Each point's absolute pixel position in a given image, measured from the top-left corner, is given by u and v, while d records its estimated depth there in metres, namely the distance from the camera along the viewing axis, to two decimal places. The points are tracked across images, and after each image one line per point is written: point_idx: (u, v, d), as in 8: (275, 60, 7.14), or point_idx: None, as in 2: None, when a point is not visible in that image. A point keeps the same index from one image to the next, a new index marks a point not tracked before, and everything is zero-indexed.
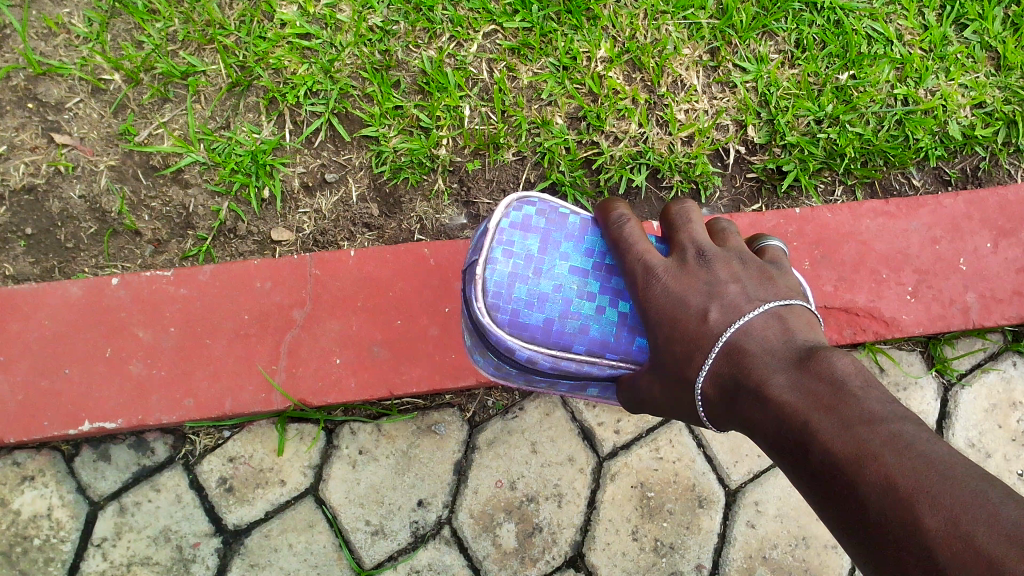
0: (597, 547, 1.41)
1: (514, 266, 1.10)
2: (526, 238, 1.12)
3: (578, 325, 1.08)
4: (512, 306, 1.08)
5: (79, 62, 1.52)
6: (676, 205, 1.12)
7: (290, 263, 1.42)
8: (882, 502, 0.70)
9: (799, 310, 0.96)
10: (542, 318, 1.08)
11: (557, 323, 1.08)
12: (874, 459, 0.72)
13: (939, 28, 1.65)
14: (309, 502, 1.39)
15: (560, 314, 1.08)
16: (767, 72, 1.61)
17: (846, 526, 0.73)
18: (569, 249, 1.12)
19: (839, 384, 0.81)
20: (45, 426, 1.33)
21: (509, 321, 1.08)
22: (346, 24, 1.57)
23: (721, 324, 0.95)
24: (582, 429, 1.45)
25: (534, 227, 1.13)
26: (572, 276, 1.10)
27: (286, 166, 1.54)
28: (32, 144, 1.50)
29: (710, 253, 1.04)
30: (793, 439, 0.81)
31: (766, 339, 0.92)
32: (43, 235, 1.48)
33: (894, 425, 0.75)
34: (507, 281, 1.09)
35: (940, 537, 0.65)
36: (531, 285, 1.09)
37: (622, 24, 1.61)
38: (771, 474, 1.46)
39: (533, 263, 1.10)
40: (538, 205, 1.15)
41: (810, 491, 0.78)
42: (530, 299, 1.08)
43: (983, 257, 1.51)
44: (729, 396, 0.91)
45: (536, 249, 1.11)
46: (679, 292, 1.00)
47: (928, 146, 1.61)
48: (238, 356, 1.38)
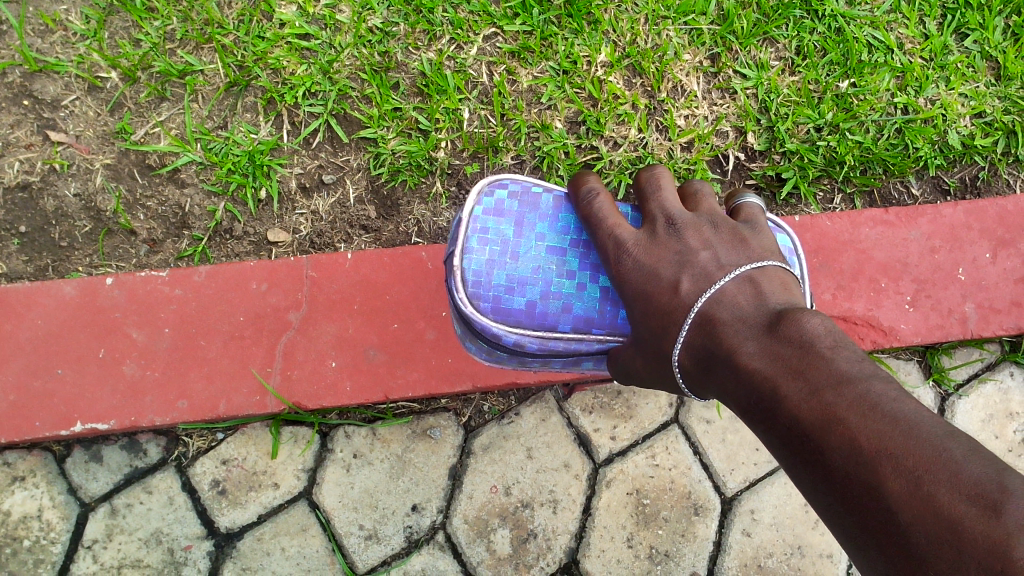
0: (591, 554, 1.40)
1: (491, 252, 1.05)
2: (500, 222, 1.07)
3: (561, 304, 1.03)
4: (494, 293, 1.04)
5: (76, 59, 1.51)
6: (645, 174, 1.08)
7: (287, 265, 1.41)
8: (848, 467, 0.68)
9: (773, 272, 0.92)
10: (524, 301, 1.03)
11: (540, 305, 1.03)
12: (838, 422, 0.70)
13: (940, 37, 1.65)
14: (302, 505, 1.38)
15: (541, 295, 1.04)
16: (768, 79, 1.61)
17: (816, 492, 0.72)
18: (544, 228, 1.07)
19: (807, 347, 0.78)
20: (37, 426, 1.32)
21: (492, 308, 1.04)
22: (345, 25, 1.57)
23: (692, 295, 0.92)
24: (577, 435, 1.44)
25: (506, 210, 1.08)
26: (549, 255, 1.05)
27: (284, 167, 1.53)
28: (27, 142, 1.49)
29: (679, 221, 1.01)
30: (763, 406, 0.78)
31: (739, 305, 0.88)
32: (36, 233, 1.47)
33: (862, 384, 0.72)
34: (484, 268, 1.04)
35: (903, 500, 0.63)
36: (510, 269, 1.04)
37: (623, 29, 1.60)
38: (767, 482, 1.45)
39: (510, 247, 1.05)
40: (508, 187, 1.09)
41: (784, 458, 0.76)
42: (510, 284, 1.04)
43: (981, 267, 1.50)
44: (703, 366, 0.88)
45: (512, 233, 1.06)
46: (651, 265, 0.97)
47: (928, 155, 1.60)
48: (232, 358, 1.37)
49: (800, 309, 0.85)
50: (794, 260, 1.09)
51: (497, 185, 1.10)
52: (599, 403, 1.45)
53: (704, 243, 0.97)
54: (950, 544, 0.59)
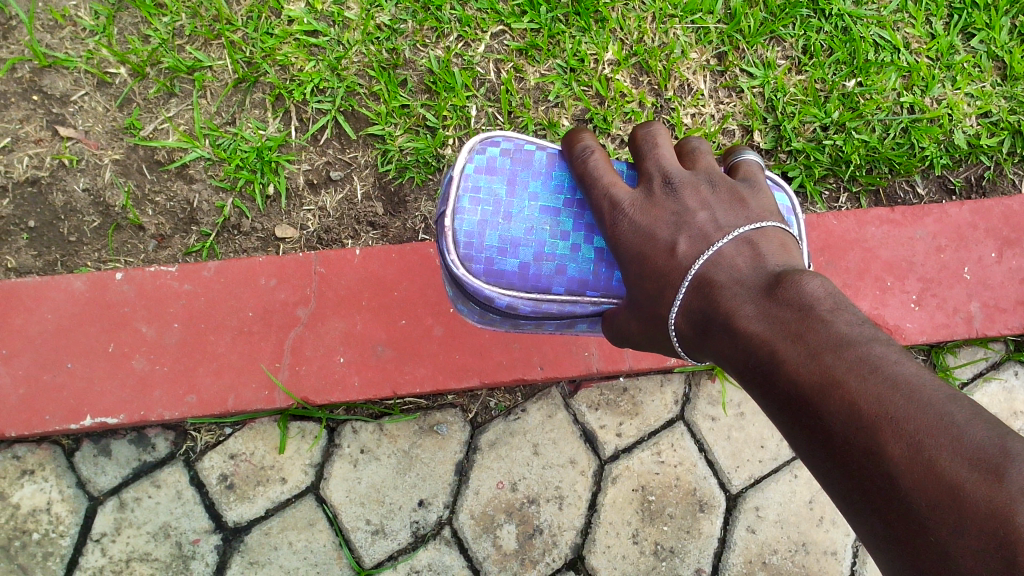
0: (597, 550, 1.41)
1: (483, 214, 1.00)
2: (491, 180, 1.01)
3: (554, 267, 0.99)
4: (486, 255, 0.99)
5: (85, 55, 1.52)
6: (641, 130, 1.02)
7: (295, 261, 1.42)
8: (847, 432, 0.67)
9: (771, 233, 0.90)
10: (517, 263, 0.99)
11: (534, 267, 0.99)
12: (837, 386, 0.68)
13: (946, 37, 1.65)
14: (310, 500, 1.39)
15: (535, 257, 0.99)
16: (774, 77, 1.61)
17: (814, 456, 0.71)
18: (537, 186, 1.02)
19: (807, 310, 0.75)
20: (47, 420, 1.33)
21: (485, 270, 0.99)
22: (354, 22, 1.57)
23: (688, 257, 0.89)
24: (584, 431, 1.44)
25: (499, 168, 1.02)
26: (543, 215, 1.00)
27: (292, 164, 1.54)
28: (37, 137, 1.50)
29: (677, 179, 0.96)
30: (760, 369, 0.77)
31: (736, 268, 0.86)
32: (45, 228, 1.47)
33: (862, 346, 0.70)
34: (476, 229, 0.99)
35: (903, 465, 0.62)
36: (502, 230, 0.99)
37: (630, 27, 1.61)
38: (772, 479, 1.45)
39: (502, 207, 1.00)
40: (501, 143, 1.03)
41: (781, 421, 0.75)
42: (502, 246, 0.99)
43: (987, 266, 1.51)
44: (701, 328, 0.86)
45: (505, 192, 1.01)
46: (646, 226, 0.93)
47: (934, 155, 1.61)
48: (241, 354, 1.38)
49: (798, 270, 0.82)
50: (793, 220, 1.04)
51: (490, 141, 1.03)
52: (606, 400, 1.46)
53: (703, 203, 0.93)
54: (951, 510, 0.59)
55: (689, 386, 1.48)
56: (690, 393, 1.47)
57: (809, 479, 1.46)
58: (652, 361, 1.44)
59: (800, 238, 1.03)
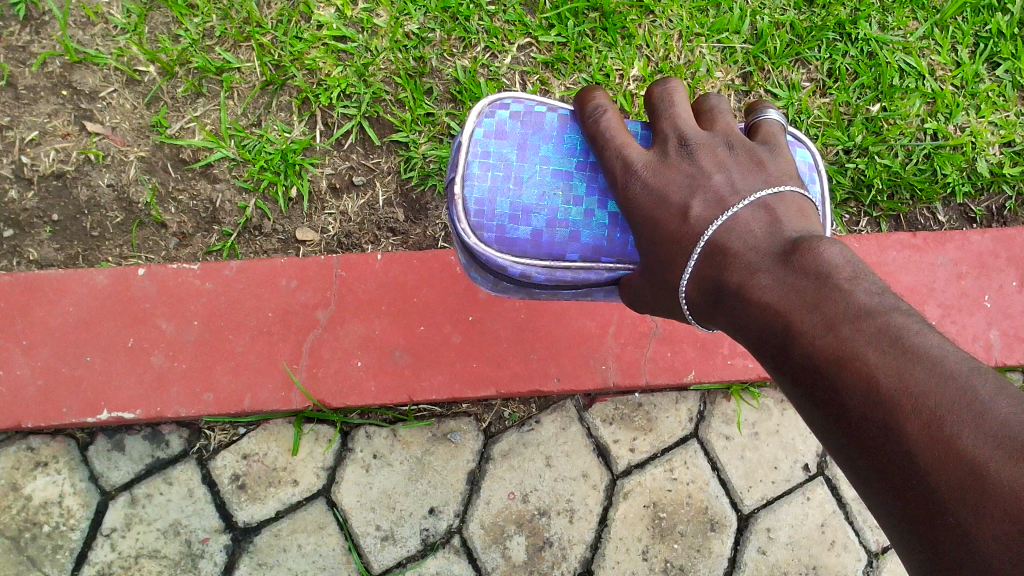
0: (606, 565, 1.40)
1: (493, 180, 0.99)
2: (503, 143, 1.01)
3: (569, 231, 0.98)
4: (498, 223, 0.98)
5: (116, 52, 1.54)
6: (658, 88, 1.01)
7: (317, 263, 1.42)
8: (864, 405, 0.66)
9: (790, 198, 0.88)
10: (529, 230, 0.98)
11: (548, 232, 0.98)
12: (856, 357, 0.68)
13: (972, 65, 1.65)
14: (321, 503, 1.39)
15: (550, 221, 0.98)
16: (799, 99, 1.62)
17: (830, 431, 0.70)
18: (548, 148, 1.01)
19: (824, 278, 0.75)
20: (64, 412, 1.33)
21: (497, 238, 0.98)
22: (382, 29, 1.59)
23: (702, 221, 0.88)
24: (596, 445, 1.44)
25: (510, 130, 1.01)
26: (556, 177, 1.00)
27: (315, 167, 1.55)
28: (64, 132, 1.51)
29: (693, 141, 0.95)
30: (776, 339, 0.76)
31: (751, 234, 0.84)
32: (68, 221, 1.48)
33: (882, 316, 0.69)
34: (488, 194, 0.98)
35: (923, 440, 0.61)
36: (513, 196, 0.98)
37: (656, 44, 1.62)
38: (785, 500, 1.44)
39: (515, 170, 0.99)
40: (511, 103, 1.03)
41: (795, 393, 0.74)
42: (514, 213, 0.98)
43: (1008, 295, 1.48)
44: (713, 298, 0.86)
45: (517, 154, 1.00)
46: (659, 187, 0.92)
47: (956, 182, 1.60)
48: (259, 354, 1.38)
49: (816, 237, 0.81)
50: (815, 178, 1.03)
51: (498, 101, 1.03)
52: (620, 414, 1.45)
53: (718, 165, 0.92)
54: (974, 490, 0.57)
55: (704, 404, 1.47)
56: (704, 410, 1.47)
57: (821, 501, 1.45)
58: (669, 377, 1.44)
59: (822, 199, 1.02)
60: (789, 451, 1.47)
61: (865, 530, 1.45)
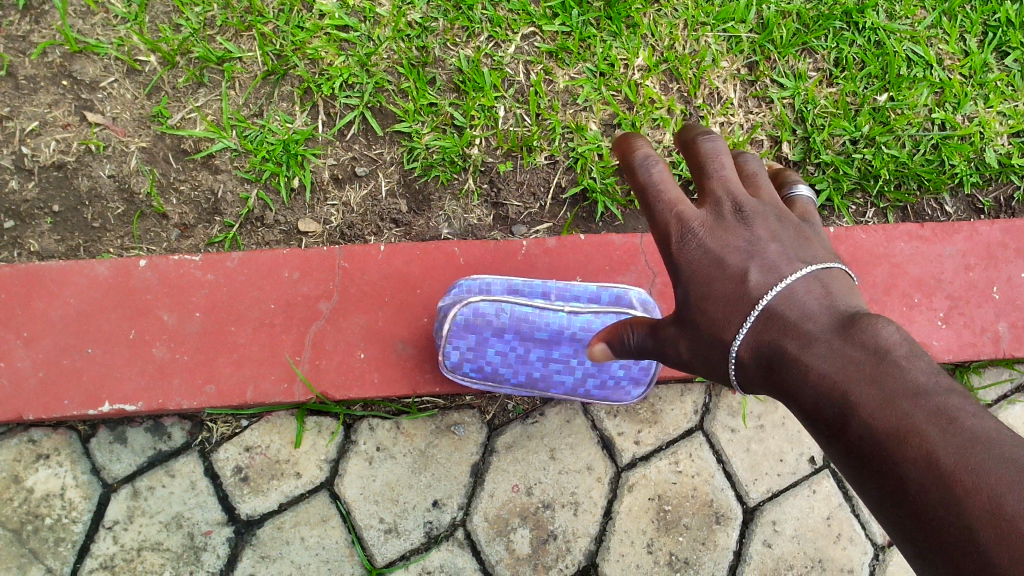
0: (610, 558, 1.39)
1: (470, 334, 1.32)
2: (487, 343, 1.33)
3: (546, 380, 1.35)
4: (467, 355, 1.32)
5: (116, 42, 1.53)
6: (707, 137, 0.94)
7: (319, 255, 1.40)
8: (923, 482, 0.60)
9: (841, 274, 0.84)
10: (490, 363, 1.33)
11: (529, 383, 1.35)
12: (913, 431, 0.62)
13: (980, 55, 1.64)
14: (324, 496, 1.38)
15: (529, 379, 1.35)
16: (805, 89, 1.61)
17: (889, 509, 0.64)
18: (529, 339, 1.34)
19: (881, 353, 0.70)
20: (65, 405, 1.31)
21: (466, 364, 1.33)
22: (385, 19, 1.58)
23: (760, 288, 0.84)
24: (601, 438, 1.43)
25: (491, 324, 1.33)
26: (535, 353, 1.35)
27: (318, 158, 1.54)
28: (64, 122, 1.50)
29: (748, 208, 0.89)
30: (831, 410, 0.71)
31: (807, 305, 0.80)
32: (69, 212, 1.47)
33: (938, 395, 0.64)
34: (476, 363, 1.33)
35: (985, 517, 0.56)
36: (489, 337, 1.33)
37: (661, 34, 1.60)
38: (790, 493, 1.44)
39: (497, 360, 1.34)
40: (500, 282, 1.35)
41: (852, 470, 0.69)
42: (478, 350, 1.33)
43: (1017, 286, 1.45)
44: (766, 365, 0.81)
45: (500, 343, 1.34)
46: (716, 249, 0.89)
47: (964, 172, 1.59)
48: (262, 345, 1.36)
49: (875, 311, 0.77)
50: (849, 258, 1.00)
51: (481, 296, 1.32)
52: (625, 406, 1.44)
53: (774, 234, 0.88)
54: None
55: (710, 396, 1.46)
56: (710, 403, 1.46)
57: (827, 494, 1.44)
58: (673, 369, 1.42)
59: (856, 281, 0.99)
60: (795, 444, 1.46)
61: (871, 523, 1.44)
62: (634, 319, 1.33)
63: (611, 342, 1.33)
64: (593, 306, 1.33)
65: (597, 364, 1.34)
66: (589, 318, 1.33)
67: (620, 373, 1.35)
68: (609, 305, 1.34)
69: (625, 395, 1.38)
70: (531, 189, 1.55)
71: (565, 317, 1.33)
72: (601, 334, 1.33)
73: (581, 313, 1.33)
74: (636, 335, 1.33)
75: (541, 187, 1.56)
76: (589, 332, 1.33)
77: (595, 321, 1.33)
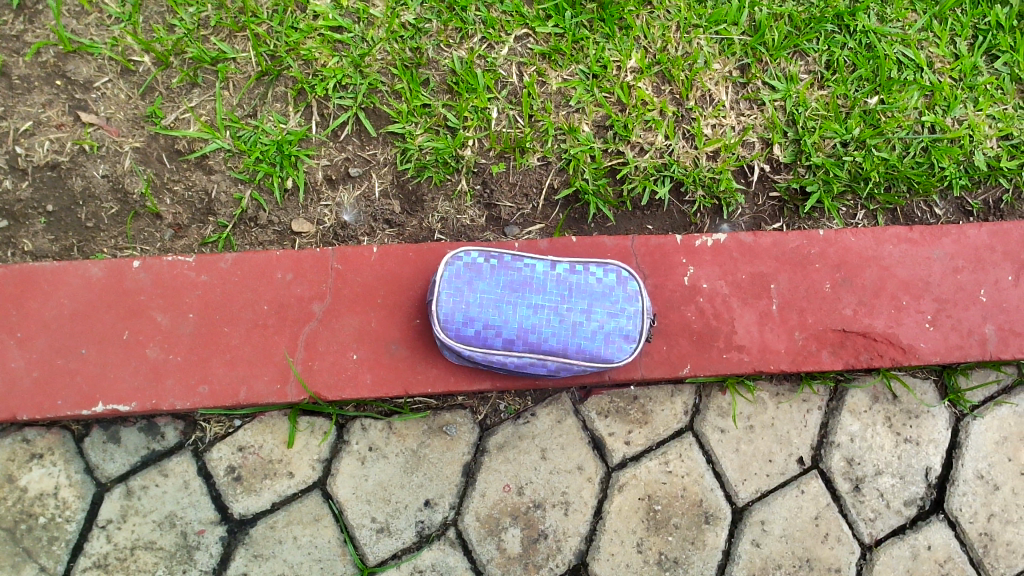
0: (600, 557, 1.41)
1: (459, 302, 1.24)
2: (477, 293, 1.24)
3: (537, 335, 1.24)
4: (457, 324, 1.24)
5: (110, 42, 1.53)
6: None
7: (312, 256, 1.40)
8: None
9: None
10: (481, 332, 1.24)
11: (519, 339, 1.24)
12: None
13: (970, 58, 1.65)
14: (316, 495, 1.39)
15: (520, 333, 1.24)
16: (796, 91, 1.61)
17: None
18: (520, 291, 1.25)
19: None
20: (59, 405, 1.32)
21: (456, 333, 1.24)
22: (379, 20, 1.58)
23: None
24: (592, 438, 1.44)
25: (481, 275, 1.26)
26: (525, 304, 1.24)
27: (311, 158, 1.55)
28: (58, 122, 1.50)
29: None
30: None
31: None
32: (63, 213, 1.48)
33: None
34: (465, 313, 1.24)
35: None
36: (477, 305, 1.24)
37: (654, 36, 1.61)
38: (779, 493, 1.45)
39: (486, 310, 1.24)
40: (484, 258, 1.27)
41: None
42: (469, 319, 1.24)
43: (1004, 290, 1.46)
44: None
45: (488, 292, 1.24)
46: None
47: (953, 175, 1.60)
48: (255, 346, 1.37)
49: None
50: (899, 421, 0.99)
51: (470, 252, 1.28)
52: (616, 407, 1.45)
53: None
54: None
55: (700, 397, 1.47)
56: (700, 404, 1.46)
57: (816, 494, 1.45)
58: (664, 371, 1.39)
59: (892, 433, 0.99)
60: (784, 444, 1.46)
61: (858, 522, 1.45)
62: (622, 282, 1.27)
63: (600, 299, 1.26)
64: (581, 267, 1.28)
65: (588, 320, 1.25)
66: (578, 279, 1.27)
67: (611, 328, 1.25)
68: (596, 267, 1.29)
69: (618, 354, 1.26)
70: (524, 190, 1.56)
71: (554, 274, 1.27)
72: (590, 293, 1.26)
73: (569, 272, 1.27)
74: (624, 296, 1.26)
75: (534, 188, 1.57)
76: (579, 291, 1.26)
77: (584, 280, 1.27)
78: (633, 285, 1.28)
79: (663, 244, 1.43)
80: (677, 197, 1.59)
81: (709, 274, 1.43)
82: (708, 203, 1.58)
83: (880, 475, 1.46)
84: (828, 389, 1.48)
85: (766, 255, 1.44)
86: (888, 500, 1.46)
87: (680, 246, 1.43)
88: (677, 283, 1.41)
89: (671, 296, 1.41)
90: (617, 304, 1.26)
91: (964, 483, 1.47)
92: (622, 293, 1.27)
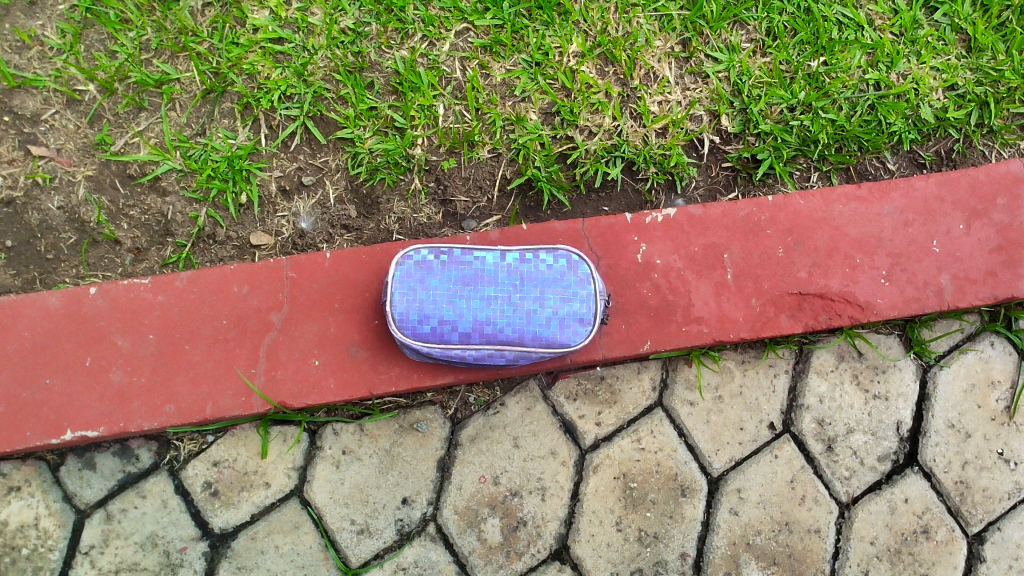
0: (581, 539, 1.42)
1: (413, 300, 1.25)
2: (429, 290, 1.25)
3: (492, 326, 1.25)
4: (413, 324, 1.25)
5: (53, 74, 1.54)
6: None
7: (267, 267, 1.41)
8: None
9: None
10: (437, 328, 1.25)
11: (475, 331, 1.25)
12: None
13: (909, 12, 1.65)
14: (294, 503, 1.41)
15: (475, 325, 1.25)
16: (739, 61, 1.62)
17: None
18: (472, 285, 1.26)
19: None
20: (28, 436, 1.33)
21: (413, 332, 1.25)
22: (318, 28, 1.59)
23: None
24: (563, 422, 1.45)
25: (432, 272, 1.26)
26: (479, 296, 1.25)
27: (263, 171, 1.55)
28: (9, 158, 1.51)
29: None
30: None
31: None
32: (22, 247, 1.49)
33: None
34: (420, 310, 1.24)
35: None
36: (430, 302, 1.25)
37: (593, 19, 1.62)
38: (753, 460, 1.46)
39: (440, 305, 1.25)
40: (433, 254, 1.28)
41: None
42: (423, 317, 1.25)
43: (955, 239, 1.47)
44: None
45: (441, 288, 1.25)
46: None
47: (902, 130, 1.61)
48: (218, 361, 1.38)
49: None
50: None
51: (421, 251, 1.29)
52: (583, 389, 1.45)
53: None
54: None
55: (666, 372, 1.47)
56: (667, 378, 1.47)
57: (790, 458, 1.46)
58: (625, 349, 1.41)
59: None
60: (753, 411, 1.47)
61: (833, 482, 1.46)
62: (572, 266, 1.29)
63: (552, 285, 1.27)
64: (531, 255, 1.29)
65: (541, 307, 1.26)
66: (528, 267, 1.28)
67: (566, 312, 1.26)
68: (546, 254, 1.30)
69: (574, 338, 1.27)
70: (477, 183, 1.56)
71: (505, 265, 1.28)
72: (542, 281, 1.27)
73: (519, 262, 1.28)
74: (576, 281, 1.28)
75: (487, 180, 1.57)
76: (530, 279, 1.27)
77: (535, 268, 1.28)
78: (584, 269, 1.29)
79: (613, 224, 1.44)
80: (630, 176, 1.60)
81: (661, 249, 1.44)
82: (661, 179, 1.59)
83: (852, 434, 1.47)
84: (794, 353, 1.49)
85: (717, 226, 1.45)
86: (861, 458, 1.47)
87: (631, 224, 1.44)
88: (631, 261, 1.42)
89: (625, 274, 1.42)
90: (569, 289, 1.27)
91: (936, 433, 1.48)
92: (573, 277, 1.28)
